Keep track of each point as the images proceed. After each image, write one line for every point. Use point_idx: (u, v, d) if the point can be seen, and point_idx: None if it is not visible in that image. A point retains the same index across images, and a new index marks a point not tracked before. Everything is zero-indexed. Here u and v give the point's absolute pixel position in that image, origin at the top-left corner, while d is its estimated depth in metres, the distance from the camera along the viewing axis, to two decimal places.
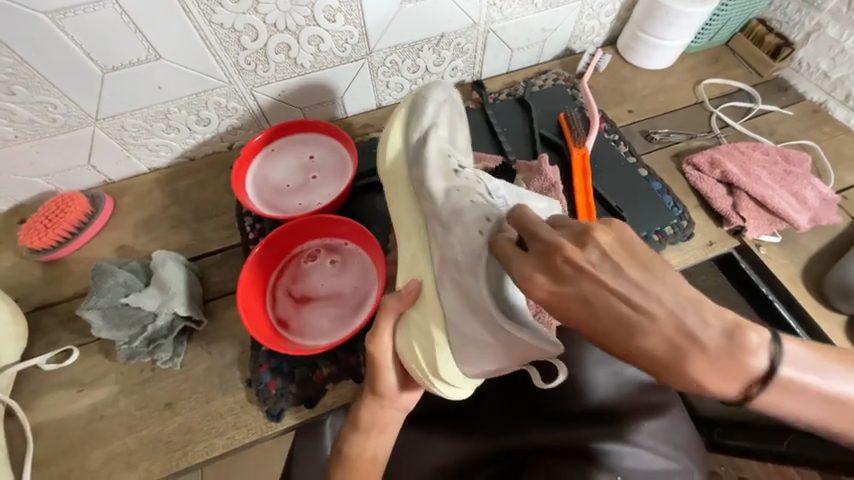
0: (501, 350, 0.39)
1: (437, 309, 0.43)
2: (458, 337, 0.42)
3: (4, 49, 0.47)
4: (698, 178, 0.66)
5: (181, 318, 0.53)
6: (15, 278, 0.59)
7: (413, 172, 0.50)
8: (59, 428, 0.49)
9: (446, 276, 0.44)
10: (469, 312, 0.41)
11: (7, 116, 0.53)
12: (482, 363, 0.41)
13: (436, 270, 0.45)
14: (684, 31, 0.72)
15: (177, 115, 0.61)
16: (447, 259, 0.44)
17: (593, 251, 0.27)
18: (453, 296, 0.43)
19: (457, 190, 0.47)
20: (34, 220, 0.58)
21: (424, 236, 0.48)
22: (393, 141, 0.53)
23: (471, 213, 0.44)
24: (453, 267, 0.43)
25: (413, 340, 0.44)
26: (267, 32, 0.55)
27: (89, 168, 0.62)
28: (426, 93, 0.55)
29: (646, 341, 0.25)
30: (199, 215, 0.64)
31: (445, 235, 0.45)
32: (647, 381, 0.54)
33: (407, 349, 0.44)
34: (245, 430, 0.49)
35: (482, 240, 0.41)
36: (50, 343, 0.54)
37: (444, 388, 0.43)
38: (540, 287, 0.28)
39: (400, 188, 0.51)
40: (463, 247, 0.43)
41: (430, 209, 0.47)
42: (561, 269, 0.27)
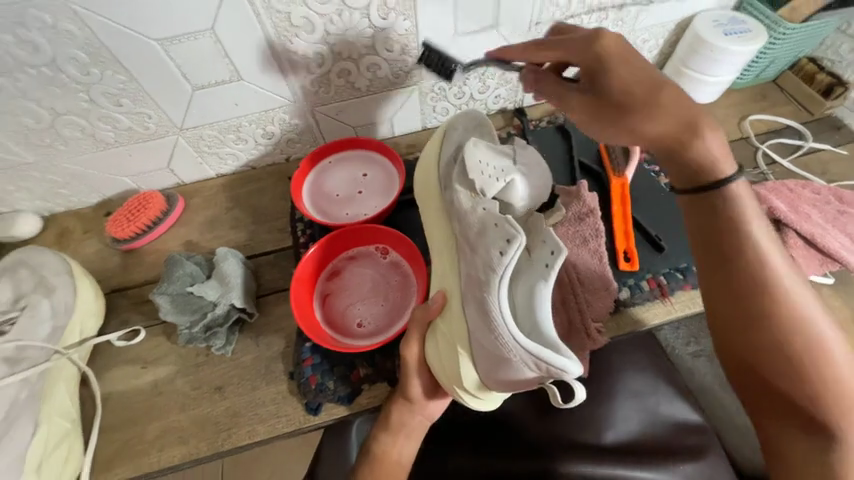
0: (514, 366, 0.39)
1: (460, 321, 0.44)
2: (482, 356, 0.42)
3: (120, 69, 0.55)
4: None
5: (236, 310, 0.58)
6: (99, 262, 0.67)
7: (445, 197, 0.52)
8: (123, 399, 0.55)
9: (470, 292, 0.44)
10: (486, 327, 0.41)
11: (112, 123, 0.61)
12: (499, 375, 0.41)
13: (463, 287, 0.46)
14: (731, 67, 0.72)
15: (247, 128, 0.68)
16: (473, 278, 0.44)
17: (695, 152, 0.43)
18: (475, 311, 0.43)
19: (479, 210, 0.47)
20: (120, 214, 0.67)
21: (454, 258, 0.49)
22: (429, 165, 0.55)
23: (493, 233, 0.43)
24: (476, 284, 0.43)
25: (440, 348, 0.45)
26: (333, 60, 0.62)
27: (168, 171, 0.71)
28: (457, 121, 0.55)
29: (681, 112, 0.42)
30: (257, 219, 0.71)
31: (472, 256, 0.45)
32: (686, 424, 0.59)
33: (434, 355, 0.46)
34: (286, 419, 0.52)
35: (503, 261, 0.41)
36: (122, 322, 0.61)
37: (473, 402, 0.45)
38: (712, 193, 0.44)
39: (434, 209, 0.53)
40: (485, 266, 0.43)
41: (458, 231, 0.49)
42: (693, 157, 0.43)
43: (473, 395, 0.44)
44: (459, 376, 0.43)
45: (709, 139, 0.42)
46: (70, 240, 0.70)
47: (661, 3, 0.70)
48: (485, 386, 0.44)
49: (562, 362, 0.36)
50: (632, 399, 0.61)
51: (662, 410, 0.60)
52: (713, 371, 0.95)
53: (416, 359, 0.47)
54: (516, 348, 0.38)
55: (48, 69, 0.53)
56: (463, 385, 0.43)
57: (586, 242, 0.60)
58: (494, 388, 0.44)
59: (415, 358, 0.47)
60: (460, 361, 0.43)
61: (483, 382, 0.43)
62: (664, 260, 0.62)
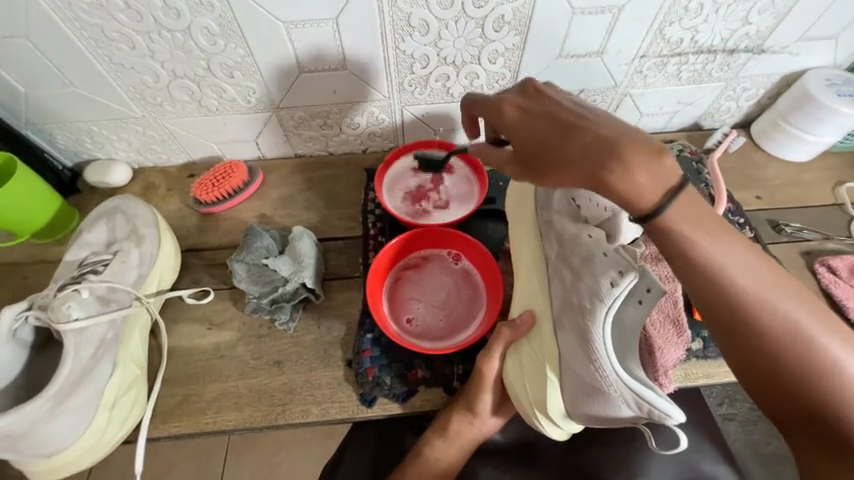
0: (611, 402, 0.38)
1: (552, 346, 0.44)
2: (571, 385, 0.42)
3: (242, 44, 0.58)
4: (831, 281, 0.62)
5: (304, 289, 0.59)
6: (178, 220, 0.70)
7: (540, 216, 0.51)
8: (186, 355, 0.56)
9: (566, 318, 0.43)
10: (583, 357, 0.40)
11: (220, 93, 0.64)
12: (588, 407, 0.41)
13: (556, 310, 0.45)
14: (834, 129, 0.70)
15: (337, 116, 0.70)
16: (572, 303, 0.43)
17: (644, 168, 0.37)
18: (571, 339, 0.42)
19: (584, 236, 0.46)
20: (206, 178, 0.70)
21: (545, 277, 0.48)
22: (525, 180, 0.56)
23: (602, 262, 0.42)
24: (577, 311, 0.42)
25: (524, 368, 0.45)
26: (436, 63, 0.63)
27: (254, 145, 0.74)
28: None
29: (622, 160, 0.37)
30: (329, 203, 0.72)
31: (573, 280, 0.44)
32: None
33: (515, 374, 0.46)
34: (339, 405, 0.53)
35: (613, 293, 0.40)
36: (193, 281, 0.63)
37: (550, 428, 0.45)
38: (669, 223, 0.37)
39: (525, 228, 0.52)
40: (591, 295, 0.41)
41: (555, 254, 0.48)
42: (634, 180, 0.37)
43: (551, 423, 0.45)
44: (542, 401, 0.44)
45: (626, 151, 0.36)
46: (154, 195, 0.73)
47: (774, 54, 0.67)
48: (565, 415, 0.44)
49: (667, 405, 0.36)
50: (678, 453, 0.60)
51: (705, 468, 0.59)
52: (747, 438, 0.89)
53: (493, 374, 0.48)
54: (618, 384, 0.38)
55: (180, 34, 0.56)
56: (545, 410, 0.44)
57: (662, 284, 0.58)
58: (574, 418, 0.44)
59: (493, 372, 0.47)
60: (548, 386, 0.43)
61: (565, 410, 0.43)
62: None
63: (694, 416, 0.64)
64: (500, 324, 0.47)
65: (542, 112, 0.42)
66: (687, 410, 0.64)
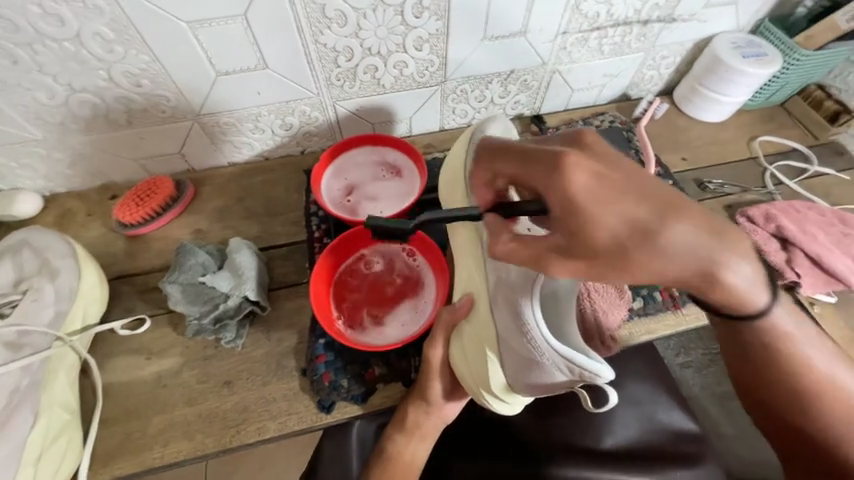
0: (546, 371, 0.40)
1: (490, 326, 0.44)
2: (509, 356, 0.43)
3: (144, 49, 0.53)
4: (751, 230, 0.67)
5: (249, 302, 0.56)
6: (102, 246, 0.65)
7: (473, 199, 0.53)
8: (125, 391, 0.52)
9: (500, 295, 0.44)
10: (518, 332, 0.41)
11: (128, 104, 0.59)
12: (528, 378, 0.42)
13: (490, 288, 0.45)
14: (743, 89, 0.75)
15: (266, 118, 0.67)
16: (503, 279, 0.44)
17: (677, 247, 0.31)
18: (503, 314, 0.43)
19: None
20: (128, 198, 0.65)
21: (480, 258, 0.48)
22: (455, 164, 0.58)
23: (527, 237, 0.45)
24: (508, 287, 0.43)
25: (467, 351, 0.47)
26: (361, 54, 0.61)
27: (180, 156, 0.69)
28: (485, 125, 0.58)
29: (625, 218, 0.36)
30: (269, 210, 0.69)
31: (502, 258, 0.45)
32: (683, 430, 0.62)
33: (460, 358, 0.47)
34: (297, 417, 0.51)
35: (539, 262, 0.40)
36: (125, 310, 0.59)
37: (497, 404, 0.46)
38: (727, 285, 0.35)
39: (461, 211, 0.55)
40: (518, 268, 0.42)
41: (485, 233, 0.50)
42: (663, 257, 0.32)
43: (496, 398, 0.46)
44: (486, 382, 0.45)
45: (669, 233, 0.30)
46: (71, 223, 0.67)
47: (684, 21, 0.71)
48: (509, 391, 0.45)
49: (595, 366, 0.37)
50: (635, 407, 0.63)
51: (661, 418, 0.63)
52: (703, 382, 0.96)
53: (439, 361, 0.48)
54: (549, 353, 0.39)
55: (70, 43, 0.51)
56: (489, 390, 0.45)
57: None
58: (517, 392, 0.45)
59: (439, 359, 0.48)
60: (490, 363, 0.44)
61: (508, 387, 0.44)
62: None
63: (647, 371, 0.68)
64: (439, 310, 0.48)
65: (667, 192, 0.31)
66: (640, 366, 0.68)
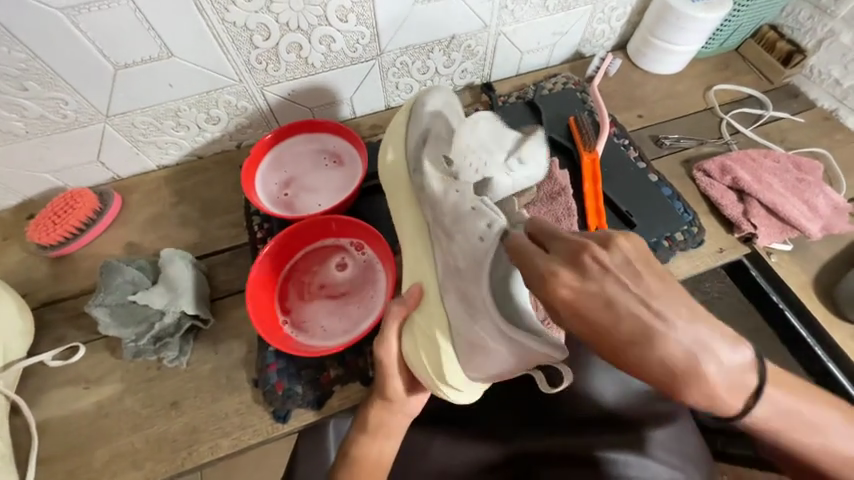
0: (496, 353, 0.40)
1: (440, 313, 0.45)
2: (462, 341, 0.43)
3: (17, 45, 0.47)
4: (708, 185, 0.66)
5: (188, 317, 0.52)
6: (23, 273, 0.59)
7: (415, 180, 0.50)
8: (64, 425, 0.49)
9: (448, 281, 0.45)
10: (468, 317, 0.43)
11: (19, 111, 0.53)
12: (482, 364, 0.42)
13: (439, 274, 0.46)
14: (696, 36, 0.71)
15: (187, 113, 0.60)
16: (450, 266, 0.45)
17: (619, 256, 0.29)
18: (455, 300, 0.44)
19: (450, 194, 0.46)
20: (42, 216, 0.58)
21: (429, 244, 0.48)
22: (397, 143, 0.53)
23: (471, 217, 0.43)
24: (455, 273, 0.44)
25: (418, 345, 0.45)
26: (279, 31, 0.55)
27: (100, 164, 0.62)
28: (425, 96, 0.54)
29: (669, 349, 0.27)
30: (206, 213, 0.64)
31: (448, 243, 0.45)
32: None
33: (413, 353, 0.45)
34: (251, 430, 0.49)
35: (484, 247, 0.42)
36: (57, 339, 0.54)
37: (449, 391, 0.44)
38: (565, 286, 0.30)
39: (403, 195, 0.51)
40: (464, 255, 0.43)
41: (432, 217, 0.48)
42: (588, 267, 0.29)
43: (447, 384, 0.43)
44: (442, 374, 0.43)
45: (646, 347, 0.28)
46: None
47: None
48: (466, 380, 0.44)
49: (544, 347, 0.37)
50: None
51: None
52: None
53: (393, 357, 0.46)
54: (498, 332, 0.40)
55: None
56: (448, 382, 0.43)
57: (559, 222, 0.60)
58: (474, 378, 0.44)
59: (393, 355, 0.46)
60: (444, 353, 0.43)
61: (464, 375, 0.43)
62: (635, 236, 0.62)
63: None
64: (388, 303, 0.46)
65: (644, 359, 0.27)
66: None
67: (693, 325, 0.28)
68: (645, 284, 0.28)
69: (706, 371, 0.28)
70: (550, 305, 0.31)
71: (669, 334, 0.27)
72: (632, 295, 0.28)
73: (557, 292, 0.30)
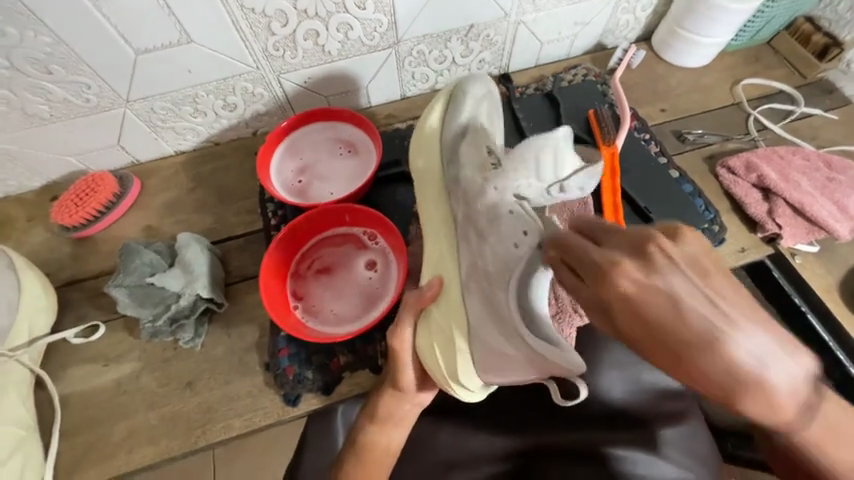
0: (517, 363, 0.40)
1: (460, 313, 0.45)
2: (479, 344, 0.43)
3: (43, 28, 0.48)
4: (732, 182, 0.64)
5: (203, 300, 0.53)
6: (48, 252, 0.61)
7: (449, 172, 0.50)
8: (84, 400, 0.51)
9: (473, 283, 0.44)
10: (491, 321, 0.42)
11: (44, 94, 0.54)
12: (498, 373, 0.41)
13: (463, 276, 0.46)
14: (725, 27, 0.68)
15: (205, 100, 0.61)
16: (477, 267, 0.44)
17: (686, 250, 0.25)
18: (479, 303, 0.44)
19: (491, 189, 0.45)
20: (66, 198, 0.60)
21: (453, 240, 0.48)
22: (431, 135, 0.53)
23: (507, 221, 0.43)
24: (483, 276, 0.44)
25: (435, 345, 0.45)
26: (297, 18, 0.55)
27: (120, 149, 0.63)
28: (467, 87, 0.53)
29: (730, 357, 0.22)
30: (222, 199, 0.65)
31: (479, 243, 0.45)
32: None
33: (429, 354, 0.45)
34: (262, 412, 0.50)
35: (518, 254, 0.41)
36: (78, 317, 0.56)
37: (462, 392, 0.44)
38: (627, 277, 0.25)
39: (433, 188, 0.51)
40: (494, 257, 0.43)
41: (463, 215, 0.47)
42: (653, 256, 0.25)
43: (461, 385, 0.43)
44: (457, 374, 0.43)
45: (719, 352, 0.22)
46: (11, 230, 0.62)
47: None
48: (481, 385, 0.44)
49: (570, 360, 0.36)
50: None
51: None
52: None
53: (407, 351, 0.46)
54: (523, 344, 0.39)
55: None
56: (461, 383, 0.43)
57: (575, 216, 0.59)
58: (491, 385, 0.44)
59: (406, 348, 0.46)
60: (460, 354, 0.43)
61: (478, 380, 0.43)
62: None
63: None
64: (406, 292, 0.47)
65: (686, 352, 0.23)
66: None
67: (766, 340, 0.22)
68: (719, 294, 0.23)
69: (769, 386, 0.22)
70: (603, 300, 0.26)
71: (733, 339, 0.22)
72: (709, 299, 0.23)
73: (617, 282, 0.25)
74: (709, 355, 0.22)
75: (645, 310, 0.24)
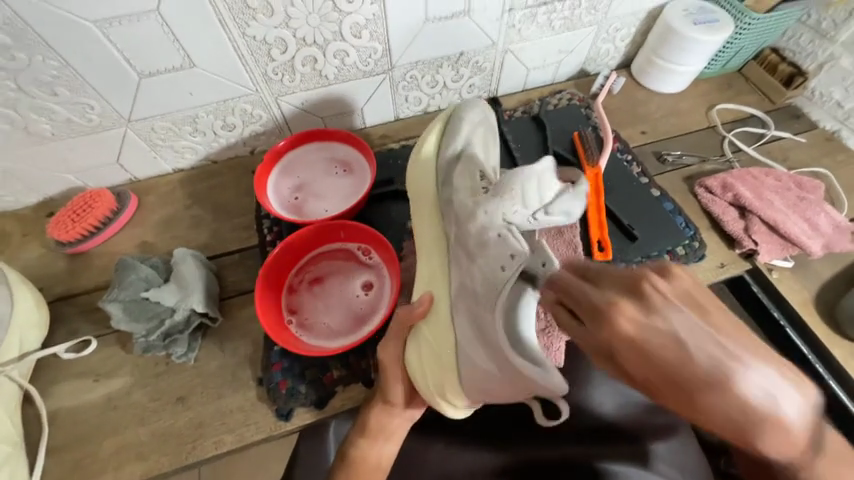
0: (502, 380, 0.42)
1: (449, 331, 0.47)
2: (466, 362, 0.45)
3: (51, 53, 0.50)
4: (709, 200, 0.67)
5: (197, 314, 0.54)
6: (42, 267, 0.61)
7: (443, 193, 0.52)
8: (73, 416, 0.50)
9: (461, 303, 0.47)
10: (478, 341, 0.44)
11: (48, 114, 0.56)
12: (483, 389, 0.43)
13: (452, 294, 0.48)
14: (697, 56, 0.73)
15: (205, 120, 0.63)
16: (465, 287, 0.47)
17: (678, 286, 0.28)
18: (466, 322, 0.46)
19: (482, 212, 0.47)
20: (64, 213, 0.61)
21: (445, 255, 0.51)
22: (426, 156, 0.55)
23: (495, 245, 0.45)
24: (470, 297, 0.46)
25: (425, 360, 0.46)
26: (296, 45, 0.58)
27: (120, 166, 0.65)
28: (464, 112, 0.56)
29: (742, 395, 0.24)
30: (219, 215, 0.66)
31: (468, 264, 0.47)
32: None
33: (417, 368, 0.47)
34: (254, 427, 0.50)
35: (504, 276, 0.44)
36: (70, 332, 0.56)
37: (450, 410, 0.45)
38: (626, 319, 0.27)
39: (428, 208, 0.53)
40: (483, 279, 0.45)
41: (455, 233, 0.50)
42: (650, 297, 0.27)
43: (449, 402, 0.44)
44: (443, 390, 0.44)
45: (735, 401, 0.24)
46: (6, 245, 0.63)
47: None
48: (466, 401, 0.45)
49: (549, 377, 0.38)
50: None
51: None
52: None
53: (394, 362, 0.48)
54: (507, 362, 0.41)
55: None
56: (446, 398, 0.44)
57: (561, 233, 0.62)
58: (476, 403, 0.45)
59: (394, 360, 0.48)
60: (448, 370, 0.45)
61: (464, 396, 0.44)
62: (636, 248, 0.63)
63: None
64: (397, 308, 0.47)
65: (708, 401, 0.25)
66: None
67: (796, 393, 0.25)
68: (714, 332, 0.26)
69: (786, 422, 0.25)
70: (610, 343, 0.28)
71: (743, 375, 0.24)
72: (709, 338, 0.25)
73: (618, 324, 0.27)
74: (720, 398, 0.24)
75: (655, 358, 0.26)
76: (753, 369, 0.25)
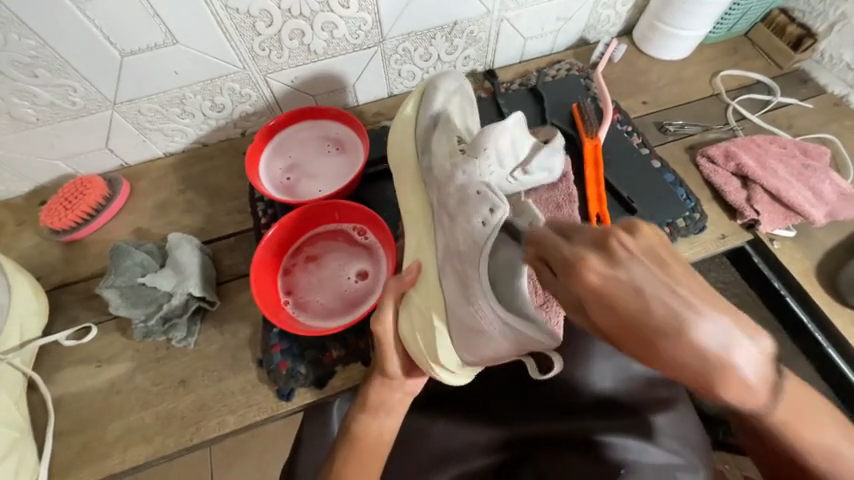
0: (488, 339, 0.41)
1: (438, 295, 0.46)
2: (455, 321, 0.45)
3: (27, 32, 0.48)
4: (711, 171, 0.65)
5: (195, 299, 0.54)
6: (38, 256, 0.61)
7: (422, 161, 0.52)
8: (78, 401, 0.51)
9: (448, 265, 0.46)
10: (464, 299, 0.44)
11: (30, 98, 0.54)
12: (473, 350, 0.43)
13: (440, 259, 0.47)
14: (700, 20, 0.70)
15: (193, 101, 0.61)
16: (451, 250, 0.46)
17: (643, 241, 0.26)
18: (454, 284, 0.45)
19: (461, 175, 0.47)
20: (55, 201, 0.60)
21: (431, 224, 0.50)
22: (406, 122, 0.54)
23: (474, 202, 0.44)
24: (457, 259, 0.45)
25: (416, 326, 0.46)
26: (282, 18, 0.56)
27: (108, 152, 0.63)
28: (438, 80, 0.55)
29: (694, 345, 0.24)
30: (212, 199, 0.65)
31: (451, 225, 0.46)
32: None
33: (408, 332, 0.47)
34: (256, 407, 0.51)
35: (487, 232, 0.42)
36: (70, 319, 0.56)
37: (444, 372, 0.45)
38: (592, 270, 0.26)
39: (410, 175, 0.52)
40: (466, 238, 0.44)
41: (436, 199, 0.49)
42: (616, 252, 0.26)
43: (441, 365, 0.44)
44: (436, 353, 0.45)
45: (685, 352, 0.24)
46: (0, 235, 0.62)
47: None
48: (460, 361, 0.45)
49: (542, 332, 0.37)
50: None
51: None
52: None
53: (390, 334, 0.47)
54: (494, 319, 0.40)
55: None
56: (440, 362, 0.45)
57: (560, 208, 0.60)
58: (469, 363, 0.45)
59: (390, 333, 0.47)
60: (438, 334, 0.45)
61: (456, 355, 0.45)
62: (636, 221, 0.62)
63: None
64: (386, 276, 0.48)
65: (657, 345, 0.24)
66: None
67: (751, 344, 0.25)
68: (677, 283, 0.25)
69: (736, 367, 0.25)
70: (577, 295, 0.27)
71: (698, 326, 0.24)
72: (668, 288, 0.25)
73: (585, 276, 0.27)
74: (675, 345, 0.24)
75: (614, 306, 0.25)
76: (711, 319, 0.24)
